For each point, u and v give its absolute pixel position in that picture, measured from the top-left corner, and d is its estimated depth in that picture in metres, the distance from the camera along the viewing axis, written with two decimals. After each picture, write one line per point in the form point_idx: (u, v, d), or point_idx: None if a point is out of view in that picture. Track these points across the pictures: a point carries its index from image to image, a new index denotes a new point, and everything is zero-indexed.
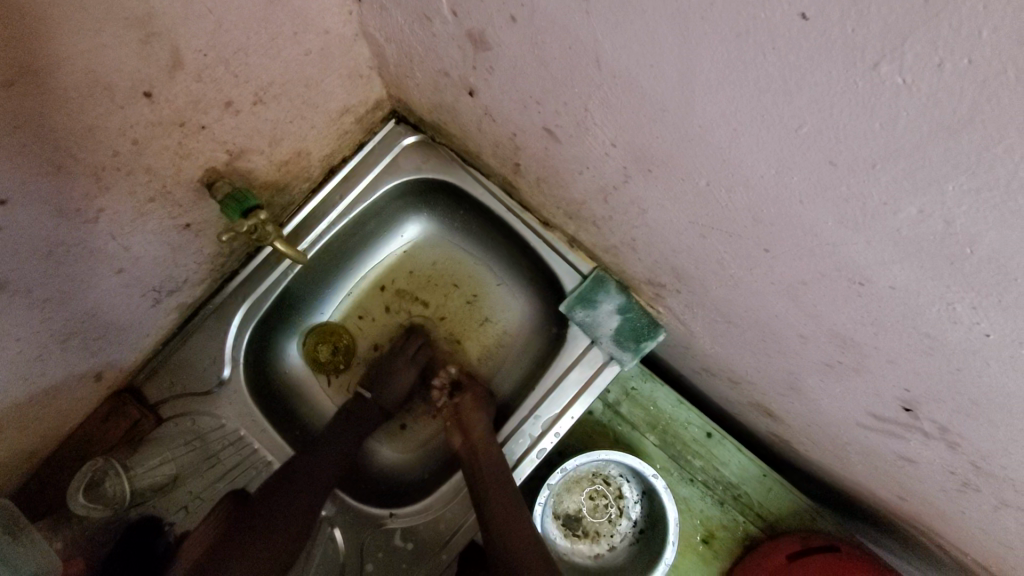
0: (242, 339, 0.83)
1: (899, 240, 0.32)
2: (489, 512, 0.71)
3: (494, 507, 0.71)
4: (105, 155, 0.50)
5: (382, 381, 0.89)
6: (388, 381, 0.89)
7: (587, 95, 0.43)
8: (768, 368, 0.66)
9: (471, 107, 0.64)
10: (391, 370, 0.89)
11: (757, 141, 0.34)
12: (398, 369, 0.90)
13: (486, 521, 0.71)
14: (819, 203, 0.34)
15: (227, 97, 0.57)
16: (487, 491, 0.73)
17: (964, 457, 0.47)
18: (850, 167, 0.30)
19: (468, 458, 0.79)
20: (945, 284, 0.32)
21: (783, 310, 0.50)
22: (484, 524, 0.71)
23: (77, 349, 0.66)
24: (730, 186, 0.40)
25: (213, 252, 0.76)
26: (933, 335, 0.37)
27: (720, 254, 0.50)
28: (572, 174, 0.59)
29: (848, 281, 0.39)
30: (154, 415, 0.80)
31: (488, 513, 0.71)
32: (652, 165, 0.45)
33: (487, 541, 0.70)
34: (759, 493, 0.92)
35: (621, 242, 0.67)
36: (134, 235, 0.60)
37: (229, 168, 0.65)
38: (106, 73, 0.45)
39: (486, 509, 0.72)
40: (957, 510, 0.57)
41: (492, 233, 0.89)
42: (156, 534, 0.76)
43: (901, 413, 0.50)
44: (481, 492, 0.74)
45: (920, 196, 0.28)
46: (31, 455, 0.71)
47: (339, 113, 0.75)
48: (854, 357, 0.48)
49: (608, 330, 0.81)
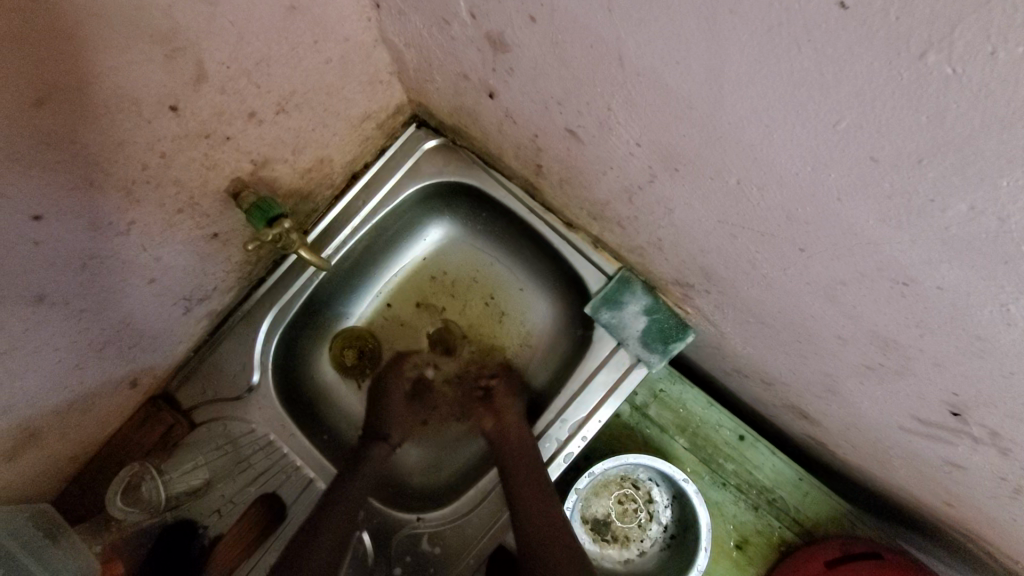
0: (270, 346, 0.84)
1: (948, 237, 0.30)
2: (517, 499, 0.72)
3: (524, 494, 0.72)
4: (134, 169, 0.51)
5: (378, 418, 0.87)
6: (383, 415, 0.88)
7: (609, 94, 0.42)
8: (803, 369, 0.64)
9: (492, 110, 0.63)
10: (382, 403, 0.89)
11: (792, 138, 0.32)
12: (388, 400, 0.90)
13: (515, 507, 0.71)
14: (859, 201, 0.32)
15: (250, 108, 0.57)
16: (516, 477, 0.73)
17: (1019, 464, 0.45)
18: (894, 164, 0.28)
19: (499, 444, 0.79)
20: (998, 284, 0.30)
21: (820, 311, 0.48)
22: (513, 510, 0.71)
23: (113, 358, 0.68)
24: (761, 184, 0.38)
25: (240, 260, 0.77)
26: (985, 338, 0.34)
27: (751, 254, 0.48)
28: (596, 174, 0.58)
29: (890, 281, 0.37)
30: (187, 420, 0.82)
31: (517, 496, 0.72)
32: (678, 164, 0.44)
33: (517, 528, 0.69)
34: (795, 498, 0.90)
35: (647, 242, 0.65)
36: (164, 246, 0.62)
37: (254, 178, 0.66)
38: (134, 89, 0.45)
39: (515, 497, 0.72)
40: (1010, 518, 0.54)
41: (515, 234, 0.89)
42: (191, 535, 0.79)
43: (949, 417, 0.47)
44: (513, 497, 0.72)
45: (971, 192, 0.26)
46: (72, 460, 0.74)
47: (360, 119, 0.76)
48: (897, 360, 0.45)
49: (634, 332, 0.79)
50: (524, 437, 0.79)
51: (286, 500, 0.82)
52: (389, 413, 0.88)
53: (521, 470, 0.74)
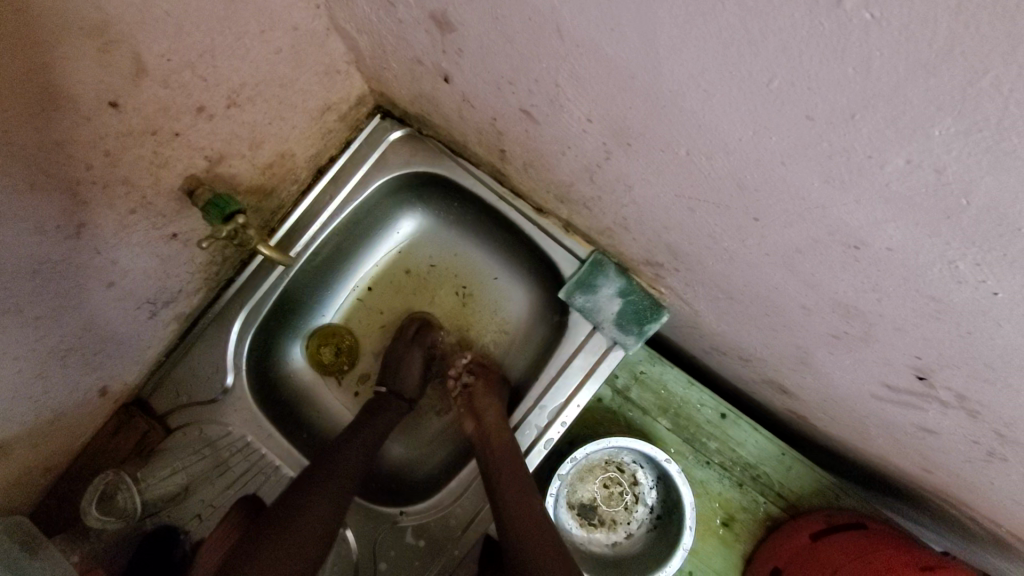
0: (243, 348, 0.83)
1: (889, 195, 0.29)
2: (506, 509, 0.68)
3: (510, 501, 0.68)
4: (79, 168, 0.50)
5: (396, 373, 0.86)
6: (400, 373, 0.86)
7: (554, 69, 0.41)
8: (776, 343, 0.64)
9: (450, 94, 0.62)
10: (399, 358, 0.88)
11: (730, 101, 0.32)
12: (405, 356, 0.88)
13: (499, 512, 0.68)
14: (802, 163, 0.32)
15: (199, 101, 0.56)
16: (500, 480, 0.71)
17: (986, 425, 0.44)
18: (829, 121, 0.28)
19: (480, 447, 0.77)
20: (944, 241, 0.29)
21: (782, 282, 0.48)
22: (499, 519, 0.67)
23: (77, 365, 0.66)
24: (709, 152, 0.37)
25: (205, 259, 0.75)
26: (939, 298, 0.34)
27: (711, 227, 0.47)
28: (556, 155, 0.57)
29: (843, 245, 0.36)
30: (162, 426, 0.81)
31: (504, 499, 0.69)
32: (630, 138, 0.43)
33: (502, 537, 0.66)
34: (779, 473, 0.90)
35: (614, 223, 0.65)
36: (120, 248, 0.60)
37: (210, 175, 0.64)
38: (69, 85, 0.44)
39: (503, 506, 0.69)
40: (984, 480, 0.54)
41: (487, 222, 0.88)
42: (171, 542, 0.78)
43: (916, 381, 0.47)
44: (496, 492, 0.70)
45: (905, 145, 0.26)
46: (44, 472, 0.73)
47: (320, 111, 0.74)
48: (861, 327, 0.45)
49: (609, 315, 0.78)
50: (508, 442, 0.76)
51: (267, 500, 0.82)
52: (409, 370, 0.87)
53: (506, 475, 0.71)
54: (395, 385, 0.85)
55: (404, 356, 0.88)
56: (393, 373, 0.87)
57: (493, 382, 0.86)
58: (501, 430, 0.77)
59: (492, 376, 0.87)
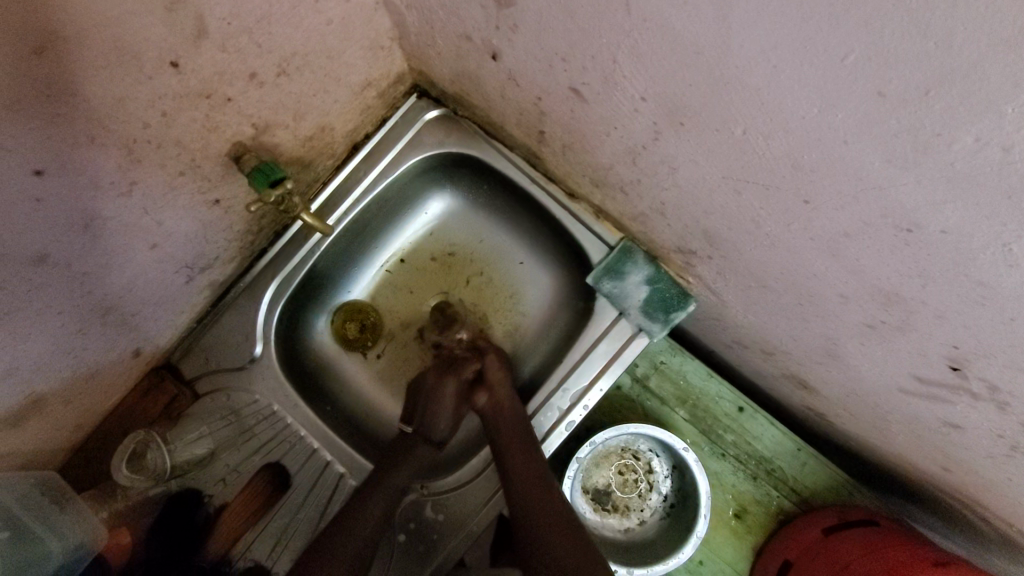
0: (272, 318, 0.84)
1: (953, 174, 0.30)
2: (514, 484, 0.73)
3: (520, 487, 0.72)
4: (136, 127, 0.51)
5: (425, 417, 0.84)
6: (432, 416, 0.84)
7: (615, 45, 0.42)
8: (803, 334, 0.64)
9: (495, 73, 0.63)
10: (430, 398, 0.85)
11: (799, 78, 0.32)
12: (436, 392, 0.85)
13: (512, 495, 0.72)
14: (866, 141, 0.33)
15: (251, 68, 0.57)
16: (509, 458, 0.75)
17: (1014, 418, 0.45)
18: (901, 97, 0.28)
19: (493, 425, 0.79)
20: (1001, 222, 0.30)
21: (823, 268, 0.48)
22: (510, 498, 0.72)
23: (116, 325, 0.68)
24: (767, 132, 0.38)
25: (242, 228, 0.77)
26: (986, 283, 0.35)
27: (755, 211, 0.48)
28: (599, 137, 0.58)
29: (895, 229, 0.37)
30: (190, 391, 0.83)
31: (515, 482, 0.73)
32: (684, 117, 0.44)
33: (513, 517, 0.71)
34: (793, 468, 0.91)
35: (650, 208, 0.65)
36: (166, 210, 0.61)
37: (255, 143, 0.65)
38: (134, 42, 0.45)
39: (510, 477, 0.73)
40: (1004, 477, 0.55)
41: (517, 206, 0.88)
42: (193, 505, 0.80)
43: (948, 373, 0.48)
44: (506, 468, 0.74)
45: (976, 122, 0.26)
46: (76, 429, 0.74)
47: (362, 87, 0.75)
48: (899, 315, 0.46)
49: (636, 302, 0.79)
50: (518, 421, 0.79)
51: (290, 468, 0.83)
52: (438, 411, 0.84)
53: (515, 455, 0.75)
54: (424, 428, 0.84)
55: (438, 393, 0.84)
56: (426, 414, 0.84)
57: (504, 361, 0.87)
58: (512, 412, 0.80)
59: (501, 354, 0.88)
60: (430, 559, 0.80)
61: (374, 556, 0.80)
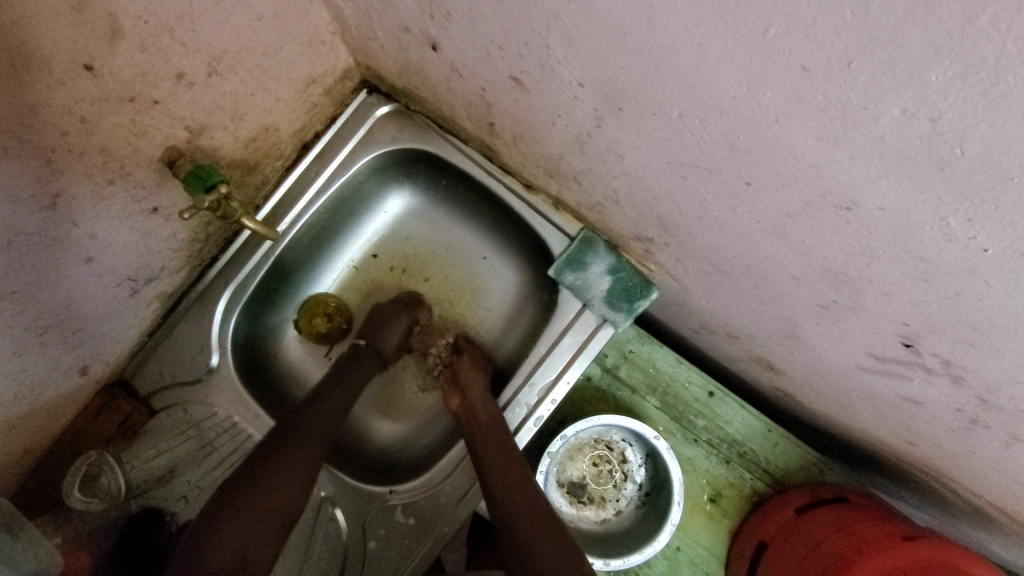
0: (227, 327, 0.81)
1: (883, 150, 0.29)
2: (491, 477, 0.70)
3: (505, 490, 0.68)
4: (53, 134, 0.48)
5: (376, 333, 0.85)
6: (381, 334, 0.85)
7: (546, 29, 0.41)
8: (764, 317, 0.64)
9: (438, 64, 0.61)
10: (381, 321, 0.87)
11: (724, 55, 0.31)
12: (388, 320, 0.87)
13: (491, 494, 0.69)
14: (797, 120, 0.32)
15: (178, 68, 0.54)
16: (484, 452, 0.73)
17: (970, 391, 0.45)
18: (825, 71, 0.28)
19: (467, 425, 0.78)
20: (936, 197, 0.29)
21: (773, 251, 0.48)
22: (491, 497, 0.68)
23: (57, 344, 0.65)
24: (702, 114, 0.37)
25: (188, 235, 0.74)
26: (929, 259, 0.34)
27: (702, 196, 0.47)
28: (546, 126, 0.56)
29: (835, 208, 0.36)
30: (146, 407, 0.79)
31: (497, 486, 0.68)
32: (623, 103, 0.43)
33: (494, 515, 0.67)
34: (765, 449, 0.91)
35: (605, 197, 0.64)
36: (98, 221, 0.58)
37: (191, 146, 0.63)
38: (42, 45, 0.42)
39: (486, 471, 0.71)
40: (966, 449, 0.55)
41: (476, 199, 0.87)
42: (157, 525, 0.77)
43: (902, 350, 0.48)
44: (480, 460, 0.73)
45: (900, 93, 0.26)
46: (24, 455, 0.71)
47: (305, 83, 0.73)
48: (850, 294, 0.45)
49: (599, 291, 0.78)
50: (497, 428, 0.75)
51: None
52: (388, 330, 0.86)
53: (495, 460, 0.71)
54: (374, 341, 0.84)
55: (387, 321, 0.86)
56: (374, 332, 0.86)
57: (479, 358, 0.86)
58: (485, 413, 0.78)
59: (477, 351, 0.88)
60: (401, 565, 0.78)
61: (346, 566, 0.78)
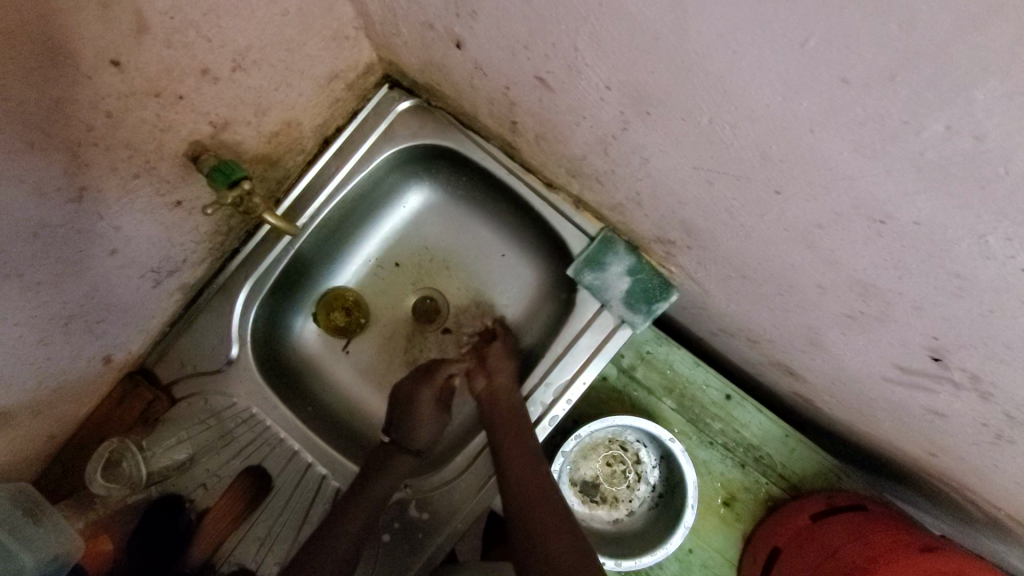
0: (248, 319, 0.82)
1: (922, 164, 0.28)
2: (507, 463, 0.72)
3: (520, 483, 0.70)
4: (80, 128, 0.49)
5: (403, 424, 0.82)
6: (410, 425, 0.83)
7: (575, 31, 0.40)
8: (786, 324, 0.63)
9: (460, 62, 0.61)
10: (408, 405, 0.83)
11: (760, 64, 0.30)
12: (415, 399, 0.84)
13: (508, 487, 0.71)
14: (833, 130, 0.31)
15: (203, 63, 0.54)
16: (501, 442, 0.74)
17: (998, 408, 0.44)
18: (866, 84, 0.27)
19: (490, 412, 0.79)
20: (975, 214, 0.28)
21: (800, 260, 0.47)
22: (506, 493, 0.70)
23: (82, 333, 0.66)
24: (733, 121, 0.36)
25: (209, 228, 0.74)
26: (963, 275, 0.33)
27: (728, 202, 0.46)
28: (570, 127, 0.56)
29: (867, 220, 0.35)
30: (167, 396, 0.80)
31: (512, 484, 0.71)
32: (651, 107, 0.42)
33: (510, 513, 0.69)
34: (782, 454, 0.90)
35: (626, 198, 0.64)
36: (122, 214, 0.59)
37: (214, 141, 0.63)
38: (71, 41, 0.43)
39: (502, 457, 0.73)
40: (991, 465, 0.54)
41: (495, 196, 0.86)
42: (177, 510, 0.78)
43: (929, 363, 0.46)
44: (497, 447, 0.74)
45: (944, 110, 0.25)
46: (52, 441, 0.73)
47: (327, 79, 0.73)
48: (878, 305, 0.44)
49: (618, 293, 0.77)
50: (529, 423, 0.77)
51: (271, 471, 0.81)
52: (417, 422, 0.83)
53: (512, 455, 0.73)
54: (403, 435, 0.82)
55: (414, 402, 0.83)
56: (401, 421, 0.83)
57: (509, 347, 0.86)
58: (517, 399, 0.79)
59: (510, 340, 0.87)
60: (413, 560, 0.79)
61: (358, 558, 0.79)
